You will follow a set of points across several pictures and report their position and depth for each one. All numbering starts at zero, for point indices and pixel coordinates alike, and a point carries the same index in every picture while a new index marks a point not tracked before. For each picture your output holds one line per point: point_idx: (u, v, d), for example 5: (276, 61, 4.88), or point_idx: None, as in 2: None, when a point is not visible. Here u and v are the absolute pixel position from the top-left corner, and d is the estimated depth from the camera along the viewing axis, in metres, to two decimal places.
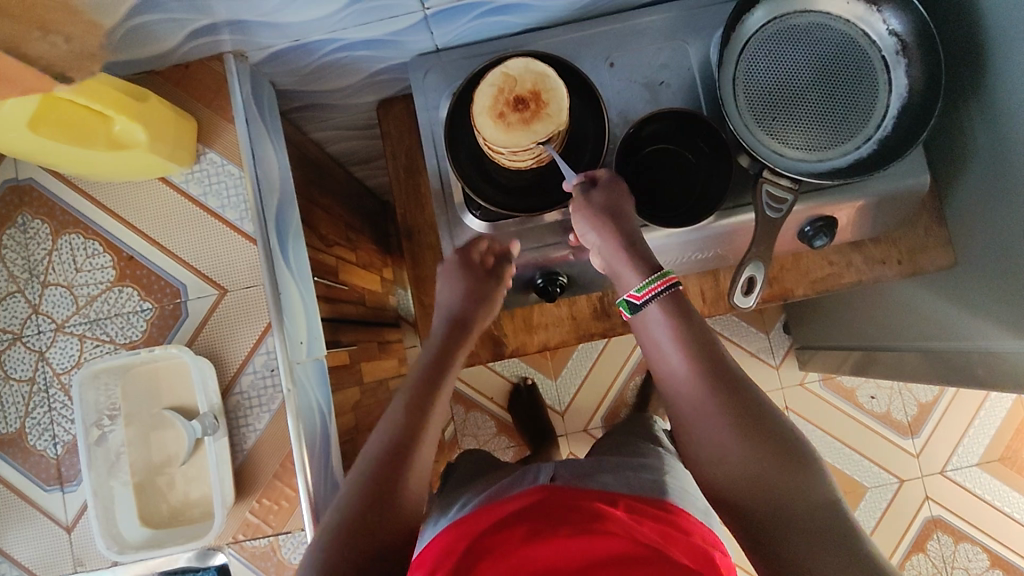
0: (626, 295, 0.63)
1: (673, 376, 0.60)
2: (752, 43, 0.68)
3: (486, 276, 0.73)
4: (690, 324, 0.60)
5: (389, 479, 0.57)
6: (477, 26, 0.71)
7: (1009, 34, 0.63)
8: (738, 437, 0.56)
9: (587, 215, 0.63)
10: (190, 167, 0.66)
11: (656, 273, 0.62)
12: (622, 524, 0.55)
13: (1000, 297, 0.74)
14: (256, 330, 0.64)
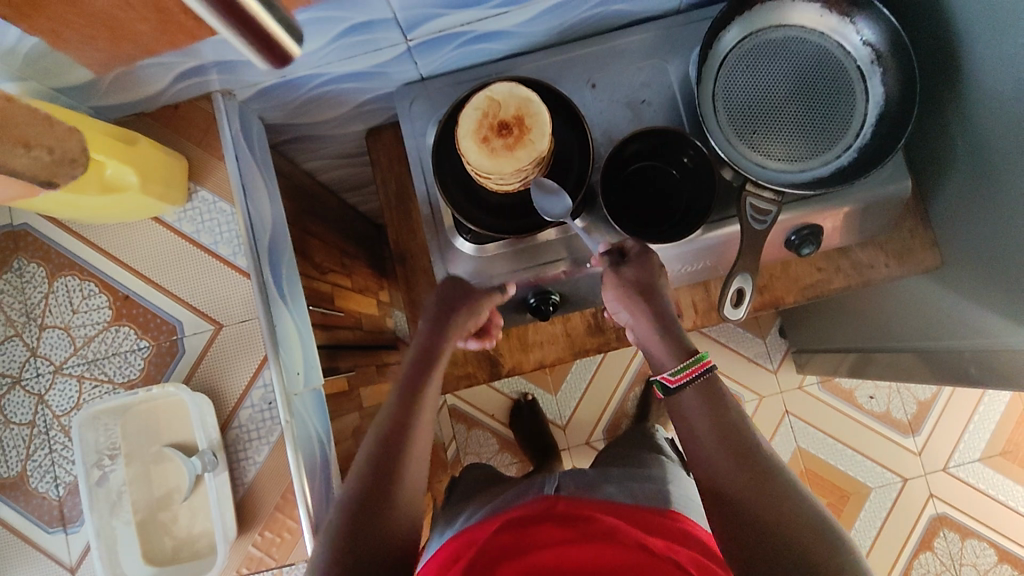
0: (660, 378, 0.62)
1: (689, 432, 0.60)
2: (729, 60, 0.70)
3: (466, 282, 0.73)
4: (719, 402, 0.60)
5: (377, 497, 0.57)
6: (460, 55, 0.72)
7: (978, 42, 0.65)
8: (755, 486, 0.54)
9: (619, 290, 0.67)
10: (182, 206, 0.67)
11: (693, 356, 0.62)
12: (628, 535, 0.55)
13: (987, 295, 0.75)
14: (253, 363, 0.65)
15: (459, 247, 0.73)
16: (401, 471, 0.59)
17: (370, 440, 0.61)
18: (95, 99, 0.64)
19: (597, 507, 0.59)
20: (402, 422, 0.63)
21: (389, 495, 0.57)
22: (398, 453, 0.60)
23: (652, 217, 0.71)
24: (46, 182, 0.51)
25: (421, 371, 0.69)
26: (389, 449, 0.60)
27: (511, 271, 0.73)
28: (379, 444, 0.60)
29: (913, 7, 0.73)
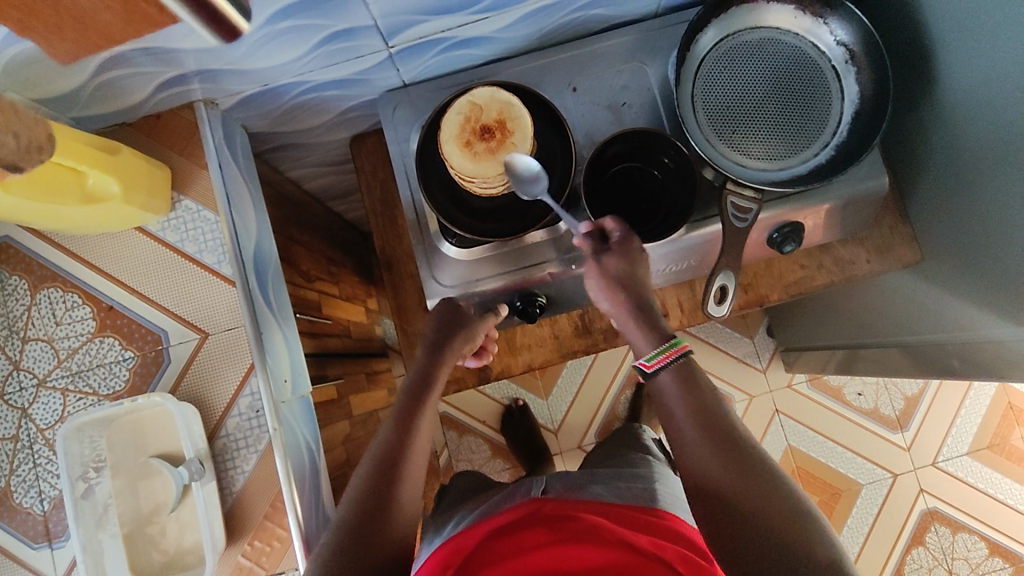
0: (637, 362, 0.65)
1: (676, 432, 0.60)
2: (707, 61, 0.71)
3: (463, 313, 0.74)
4: (700, 391, 0.61)
5: (383, 498, 0.59)
6: (442, 61, 0.73)
7: (949, 39, 0.66)
8: (731, 477, 0.54)
9: (600, 277, 0.68)
10: (165, 215, 0.66)
11: (668, 341, 0.65)
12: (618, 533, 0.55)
13: (967, 288, 0.76)
14: (239, 372, 0.65)
15: (446, 251, 0.74)
16: (399, 489, 0.60)
17: (370, 459, 0.63)
18: (76, 109, 0.63)
19: (585, 506, 0.59)
20: (401, 439, 0.64)
21: (387, 511, 0.58)
22: (397, 471, 0.61)
23: (637, 218, 0.72)
24: (11, 166, 0.48)
25: (418, 398, 0.70)
26: (395, 454, 0.63)
27: (499, 274, 0.74)
28: (385, 451, 0.63)
29: (884, 7, 0.75)
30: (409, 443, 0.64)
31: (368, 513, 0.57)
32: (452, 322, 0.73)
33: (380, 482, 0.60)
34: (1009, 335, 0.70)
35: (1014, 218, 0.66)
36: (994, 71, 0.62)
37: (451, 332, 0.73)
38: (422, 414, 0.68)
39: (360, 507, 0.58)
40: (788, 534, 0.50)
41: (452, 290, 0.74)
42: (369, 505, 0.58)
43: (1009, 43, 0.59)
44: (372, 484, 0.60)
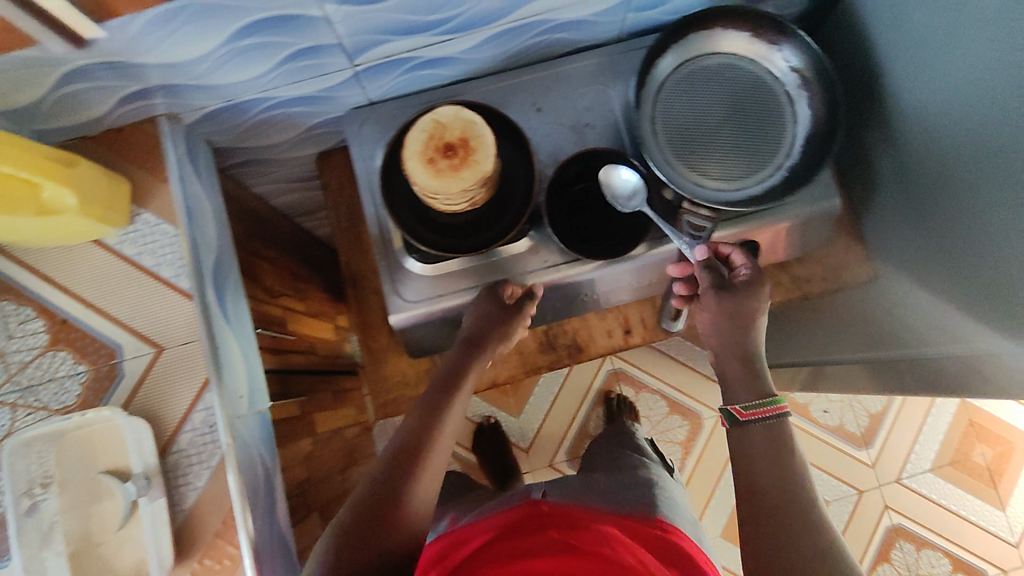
0: (732, 407, 0.68)
1: (745, 460, 0.65)
2: (666, 85, 0.73)
3: (508, 310, 0.75)
4: (786, 453, 0.64)
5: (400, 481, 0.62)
6: (409, 79, 0.74)
7: (902, 65, 0.70)
8: (785, 524, 0.58)
9: (715, 311, 0.73)
10: (124, 228, 0.66)
11: (768, 399, 0.67)
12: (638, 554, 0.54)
13: (915, 308, 0.79)
14: (193, 387, 0.64)
15: (411, 267, 0.74)
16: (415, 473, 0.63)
17: (386, 454, 0.66)
18: (36, 121, 0.63)
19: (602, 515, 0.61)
20: (424, 429, 0.68)
21: (401, 493, 0.61)
22: (414, 461, 0.64)
23: (598, 235, 0.73)
24: None
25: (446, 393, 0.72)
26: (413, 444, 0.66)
27: (464, 290, 0.75)
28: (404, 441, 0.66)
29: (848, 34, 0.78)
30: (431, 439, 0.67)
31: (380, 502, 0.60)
32: (499, 315, 0.74)
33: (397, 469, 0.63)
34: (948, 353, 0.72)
35: (957, 239, 0.69)
36: (940, 96, 0.65)
37: (496, 326, 0.74)
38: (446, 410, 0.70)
39: (372, 497, 0.61)
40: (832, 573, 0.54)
41: (417, 306, 0.74)
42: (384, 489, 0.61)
43: (954, 69, 0.63)
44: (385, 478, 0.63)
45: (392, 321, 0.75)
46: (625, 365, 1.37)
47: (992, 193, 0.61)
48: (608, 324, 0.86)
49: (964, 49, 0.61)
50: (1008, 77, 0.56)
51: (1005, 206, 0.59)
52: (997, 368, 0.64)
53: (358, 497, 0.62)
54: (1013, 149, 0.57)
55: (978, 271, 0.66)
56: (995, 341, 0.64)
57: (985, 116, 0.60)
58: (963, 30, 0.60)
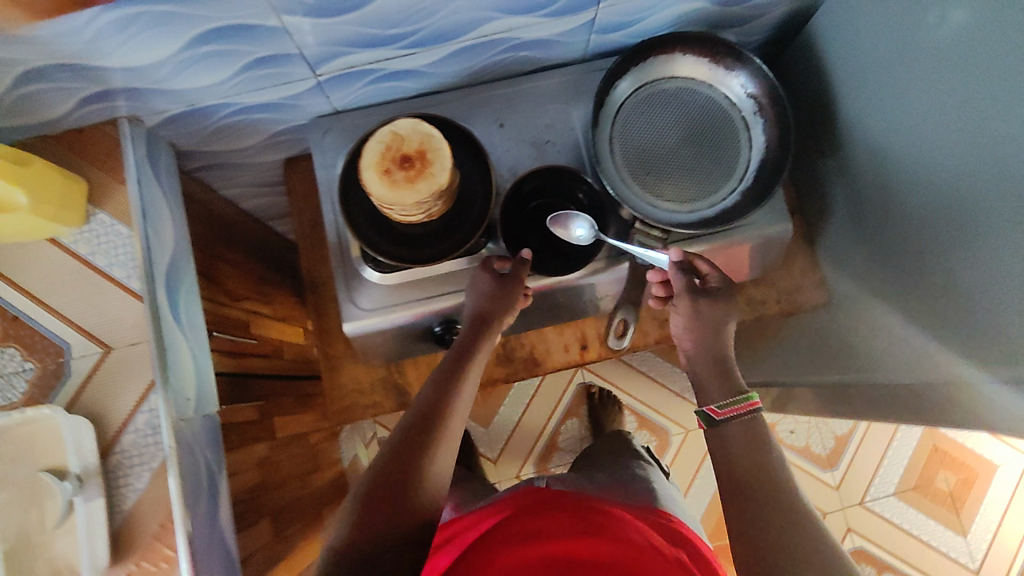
0: (706, 408, 0.66)
1: (722, 455, 0.63)
2: (625, 106, 0.75)
3: (511, 282, 0.71)
4: (765, 446, 0.62)
5: (415, 461, 0.59)
6: (373, 91, 0.75)
7: (859, 95, 0.71)
8: (775, 506, 0.56)
9: (687, 314, 0.72)
10: (78, 228, 0.66)
11: (740, 396, 0.66)
12: (639, 529, 0.59)
13: (871, 334, 0.80)
14: (139, 388, 0.64)
15: (367, 276, 0.75)
16: (430, 454, 0.61)
17: (404, 422, 0.64)
18: None
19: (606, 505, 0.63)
20: (436, 406, 0.65)
21: (417, 475, 0.59)
22: (427, 439, 0.62)
23: (550, 251, 0.74)
24: None
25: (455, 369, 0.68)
26: (426, 422, 0.63)
27: (419, 301, 0.75)
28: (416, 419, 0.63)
29: (807, 63, 0.79)
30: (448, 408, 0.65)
31: (393, 471, 0.58)
32: (497, 286, 0.70)
33: (411, 447, 0.60)
34: (912, 377, 0.73)
35: (911, 264, 0.70)
36: (894, 128, 0.67)
37: (496, 298, 0.70)
38: (463, 379, 0.68)
39: (387, 471, 0.58)
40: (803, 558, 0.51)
41: (370, 314, 0.75)
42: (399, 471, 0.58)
43: (906, 102, 0.64)
44: (399, 446, 0.61)
45: (347, 329, 0.76)
46: (595, 379, 1.39)
47: (946, 223, 0.62)
48: (565, 339, 0.87)
49: (915, 82, 0.62)
50: (959, 112, 0.58)
51: (966, 235, 0.60)
52: (962, 392, 0.65)
53: (370, 468, 0.60)
54: (969, 182, 0.58)
55: (932, 298, 0.68)
56: (958, 366, 0.65)
57: (934, 148, 0.62)
58: (915, 64, 0.62)
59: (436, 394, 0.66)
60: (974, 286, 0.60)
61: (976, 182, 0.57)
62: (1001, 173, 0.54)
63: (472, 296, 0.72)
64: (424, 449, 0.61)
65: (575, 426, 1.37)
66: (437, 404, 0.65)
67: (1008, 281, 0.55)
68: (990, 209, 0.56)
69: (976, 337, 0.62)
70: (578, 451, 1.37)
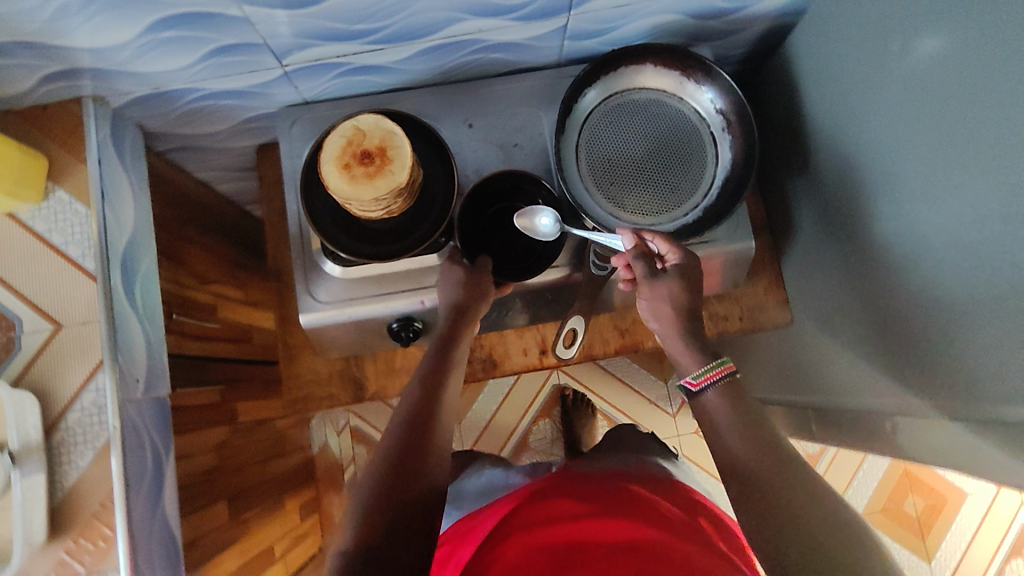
0: (683, 381, 0.66)
1: (716, 432, 0.62)
2: (594, 115, 0.75)
3: (481, 274, 0.71)
4: (751, 414, 0.62)
5: (414, 462, 0.63)
6: (342, 84, 0.75)
7: (829, 117, 0.71)
8: (776, 483, 0.55)
9: (655, 301, 0.68)
10: (37, 204, 0.66)
11: (713, 360, 0.65)
12: (642, 511, 0.65)
13: (833, 356, 0.80)
14: (86, 367, 0.65)
15: (327, 269, 0.75)
16: (426, 452, 0.65)
17: (401, 418, 0.67)
18: None
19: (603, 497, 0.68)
20: (426, 404, 0.68)
21: (416, 474, 0.63)
22: (420, 438, 0.65)
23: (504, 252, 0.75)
24: None
25: (442, 366, 0.71)
26: (419, 422, 0.66)
27: (376, 297, 0.76)
28: (409, 418, 0.67)
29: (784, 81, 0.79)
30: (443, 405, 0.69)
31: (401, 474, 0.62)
32: (467, 276, 0.70)
33: (408, 447, 0.64)
34: (874, 402, 0.73)
35: (872, 289, 0.69)
36: (859, 152, 0.67)
37: (474, 287, 0.70)
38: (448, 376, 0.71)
39: (388, 473, 0.62)
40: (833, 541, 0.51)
41: (327, 307, 0.75)
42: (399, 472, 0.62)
43: (872, 127, 0.64)
44: (403, 448, 0.64)
45: (303, 320, 0.76)
46: (570, 381, 1.39)
47: (909, 250, 0.62)
48: (524, 343, 0.88)
49: (884, 108, 0.62)
50: (924, 140, 0.57)
51: (924, 264, 0.60)
52: (919, 420, 0.65)
53: (374, 469, 0.63)
54: (929, 212, 0.58)
55: (892, 324, 0.67)
56: (915, 396, 0.65)
57: (900, 175, 0.61)
58: (883, 91, 0.61)
59: (424, 391, 0.69)
60: (931, 317, 0.60)
61: (937, 211, 0.57)
62: (965, 204, 0.53)
63: (450, 291, 0.71)
64: (421, 448, 0.65)
65: (547, 427, 1.37)
66: (427, 402, 0.68)
67: (967, 313, 0.55)
68: (954, 240, 0.55)
69: (930, 366, 0.62)
70: (549, 452, 1.36)
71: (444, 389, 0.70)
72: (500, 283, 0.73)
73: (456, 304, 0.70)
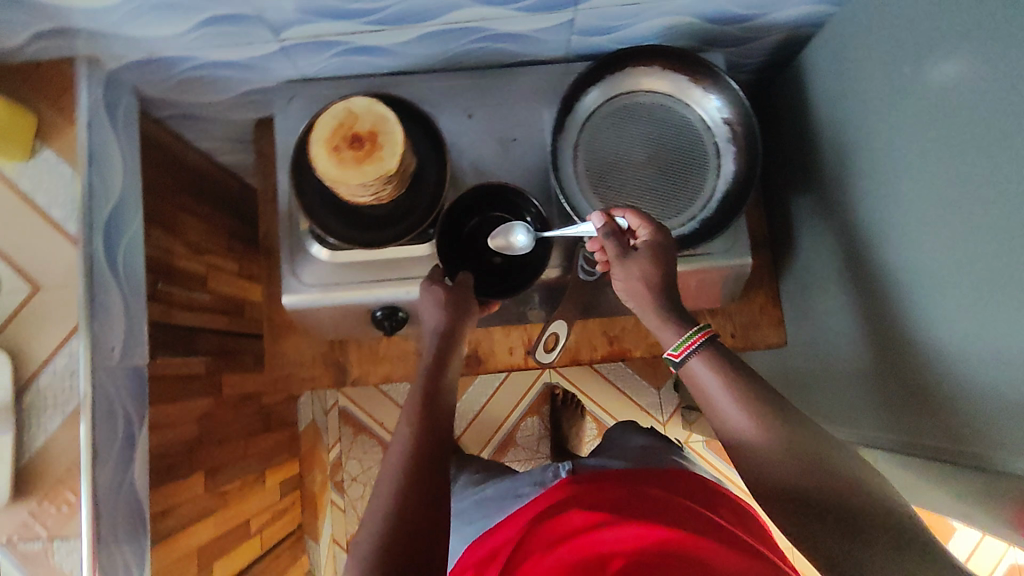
0: (665, 354, 0.58)
1: (718, 414, 0.55)
2: (595, 115, 0.73)
3: (469, 293, 0.65)
4: (732, 373, 0.54)
5: (427, 507, 0.52)
6: (342, 63, 0.74)
7: (838, 137, 0.68)
8: (797, 466, 0.50)
9: (627, 281, 0.60)
10: (23, 162, 0.66)
11: (694, 327, 0.57)
12: (667, 509, 0.54)
13: (830, 381, 0.77)
14: (62, 330, 0.65)
15: (314, 251, 0.74)
16: (438, 494, 0.53)
17: (402, 451, 0.55)
18: None
19: (614, 492, 0.58)
20: (431, 434, 0.56)
21: (432, 524, 0.51)
22: (432, 479, 0.54)
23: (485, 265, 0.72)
24: None
25: (438, 387, 0.60)
26: (428, 457, 0.55)
27: (360, 284, 0.74)
28: (415, 451, 0.55)
29: (798, 94, 0.76)
30: (443, 387, 0.61)
31: (423, 480, 0.53)
32: (455, 295, 0.64)
33: (419, 491, 0.52)
34: (866, 435, 0.70)
35: (869, 319, 0.67)
36: (865, 175, 0.64)
37: (462, 308, 0.63)
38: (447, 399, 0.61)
39: (398, 528, 0.50)
40: (864, 510, 0.47)
41: (311, 290, 0.74)
42: (410, 525, 0.50)
43: (882, 150, 0.61)
44: (408, 483, 0.53)
45: (286, 301, 0.75)
46: (562, 380, 1.37)
47: (913, 282, 0.59)
48: (510, 342, 0.87)
49: (894, 131, 0.59)
50: (934, 169, 0.54)
51: (921, 299, 0.58)
52: (912, 458, 0.62)
53: (389, 482, 0.53)
54: (939, 242, 0.55)
55: (887, 357, 0.64)
56: (907, 434, 0.63)
57: (909, 202, 0.58)
58: (894, 113, 0.59)
59: (428, 420, 0.57)
60: (927, 353, 0.58)
61: (948, 244, 0.54)
62: (973, 239, 0.51)
63: (434, 315, 0.63)
64: (433, 489, 0.53)
65: (535, 424, 1.36)
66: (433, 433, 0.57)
67: (971, 353, 0.52)
68: (957, 276, 0.53)
69: (925, 403, 0.59)
70: (534, 449, 1.35)
71: (444, 372, 0.62)
72: (483, 300, 0.68)
73: (443, 330, 0.62)
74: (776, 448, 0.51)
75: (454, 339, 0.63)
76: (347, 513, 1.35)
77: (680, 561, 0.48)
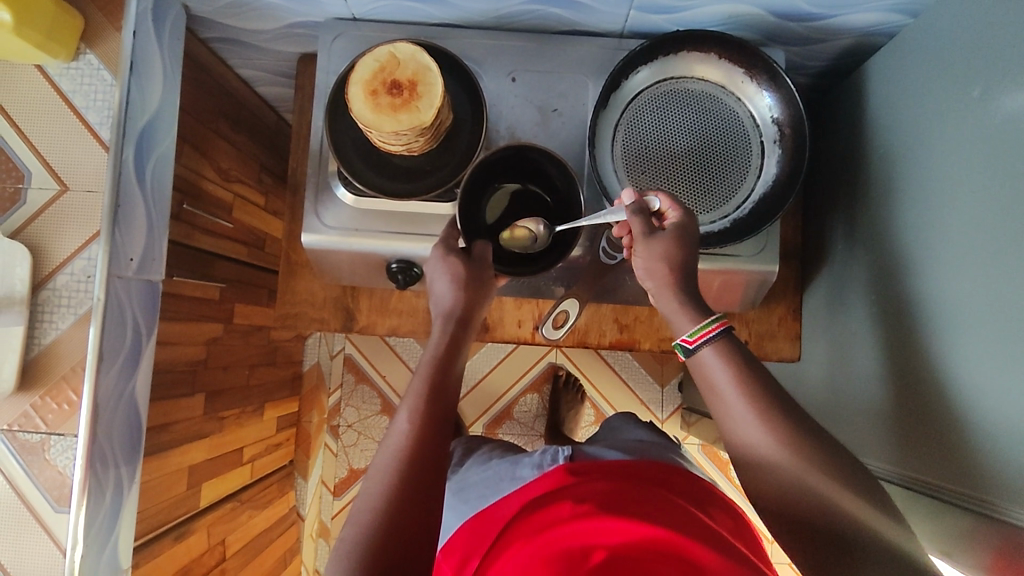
0: (678, 340, 0.56)
1: (725, 413, 0.53)
2: (642, 96, 0.70)
3: (486, 270, 0.64)
4: (744, 376, 0.53)
5: (425, 487, 0.51)
6: (392, 6, 0.72)
7: (892, 154, 0.65)
8: (804, 485, 0.49)
9: (648, 262, 0.58)
10: (66, 62, 0.68)
11: (710, 317, 0.56)
12: (664, 500, 0.54)
13: (842, 406, 0.75)
14: (84, 235, 0.68)
15: (339, 194, 0.74)
16: (438, 473, 0.52)
17: (406, 428, 0.54)
18: None
19: (611, 473, 0.57)
20: (436, 414, 0.55)
21: (429, 503, 0.51)
22: (434, 459, 0.53)
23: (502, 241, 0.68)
24: None
25: (449, 365, 0.59)
26: (433, 437, 0.54)
27: (378, 234, 0.74)
28: (420, 430, 0.54)
29: (856, 103, 0.73)
30: (454, 362, 0.60)
31: (425, 456, 0.52)
32: (471, 275, 0.63)
33: (420, 471, 0.51)
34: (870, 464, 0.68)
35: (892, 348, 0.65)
36: (912, 199, 0.61)
37: (473, 294, 0.62)
38: (456, 377, 0.60)
39: (396, 508, 0.50)
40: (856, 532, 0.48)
41: (330, 232, 0.74)
42: (409, 504, 0.50)
43: (934, 175, 0.58)
44: (408, 460, 0.52)
45: (305, 240, 0.75)
46: (566, 363, 1.37)
47: (951, 318, 0.56)
48: (520, 315, 0.86)
49: (953, 155, 0.56)
50: (993, 202, 0.51)
51: (951, 335, 0.56)
52: (911, 495, 0.60)
53: (394, 455, 0.52)
54: (983, 280, 0.52)
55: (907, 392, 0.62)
56: (914, 471, 0.60)
57: (961, 234, 0.55)
58: (955, 138, 0.56)
59: (435, 399, 0.56)
60: (949, 392, 0.56)
61: (995, 284, 0.51)
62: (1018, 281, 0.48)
63: (446, 292, 0.62)
64: (436, 469, 0.52)
65: (534, 402, 1.35)
66: (438, 412, 0.55)
67: (999, 399, 0.50)
68: (991, 316, 0.51)
69: (938, 443, 0.57)
70: (529, 425, 1.35)
71: (459, 350, 0.61)
72: (500, 274, 0.65)
73: (455, 315, 0.62)
74: (779, 452, 0.50)
75: (464, 327, 0.62)
76: (338, 458, 1.35)
77: (672, 560, 0.49)
